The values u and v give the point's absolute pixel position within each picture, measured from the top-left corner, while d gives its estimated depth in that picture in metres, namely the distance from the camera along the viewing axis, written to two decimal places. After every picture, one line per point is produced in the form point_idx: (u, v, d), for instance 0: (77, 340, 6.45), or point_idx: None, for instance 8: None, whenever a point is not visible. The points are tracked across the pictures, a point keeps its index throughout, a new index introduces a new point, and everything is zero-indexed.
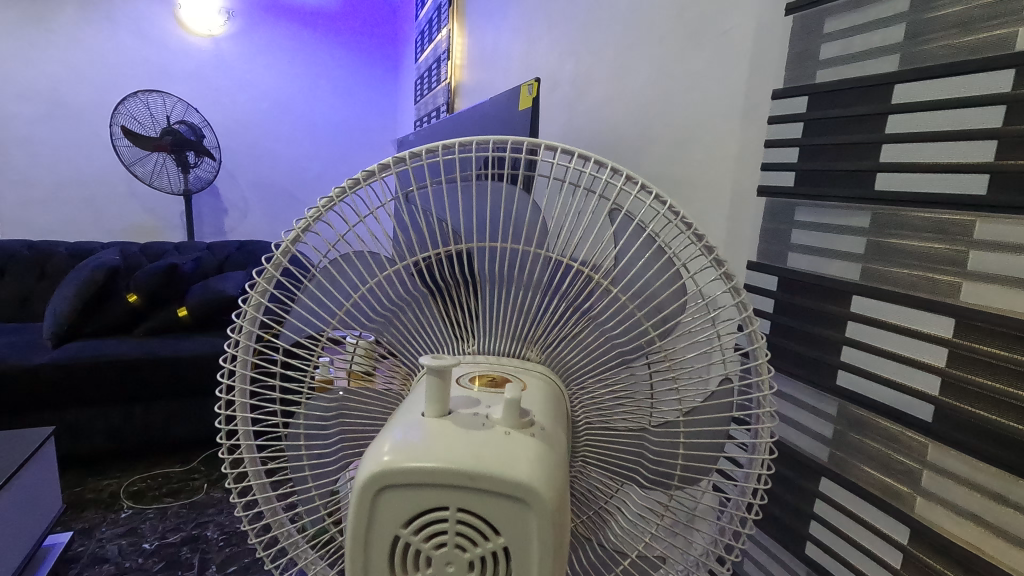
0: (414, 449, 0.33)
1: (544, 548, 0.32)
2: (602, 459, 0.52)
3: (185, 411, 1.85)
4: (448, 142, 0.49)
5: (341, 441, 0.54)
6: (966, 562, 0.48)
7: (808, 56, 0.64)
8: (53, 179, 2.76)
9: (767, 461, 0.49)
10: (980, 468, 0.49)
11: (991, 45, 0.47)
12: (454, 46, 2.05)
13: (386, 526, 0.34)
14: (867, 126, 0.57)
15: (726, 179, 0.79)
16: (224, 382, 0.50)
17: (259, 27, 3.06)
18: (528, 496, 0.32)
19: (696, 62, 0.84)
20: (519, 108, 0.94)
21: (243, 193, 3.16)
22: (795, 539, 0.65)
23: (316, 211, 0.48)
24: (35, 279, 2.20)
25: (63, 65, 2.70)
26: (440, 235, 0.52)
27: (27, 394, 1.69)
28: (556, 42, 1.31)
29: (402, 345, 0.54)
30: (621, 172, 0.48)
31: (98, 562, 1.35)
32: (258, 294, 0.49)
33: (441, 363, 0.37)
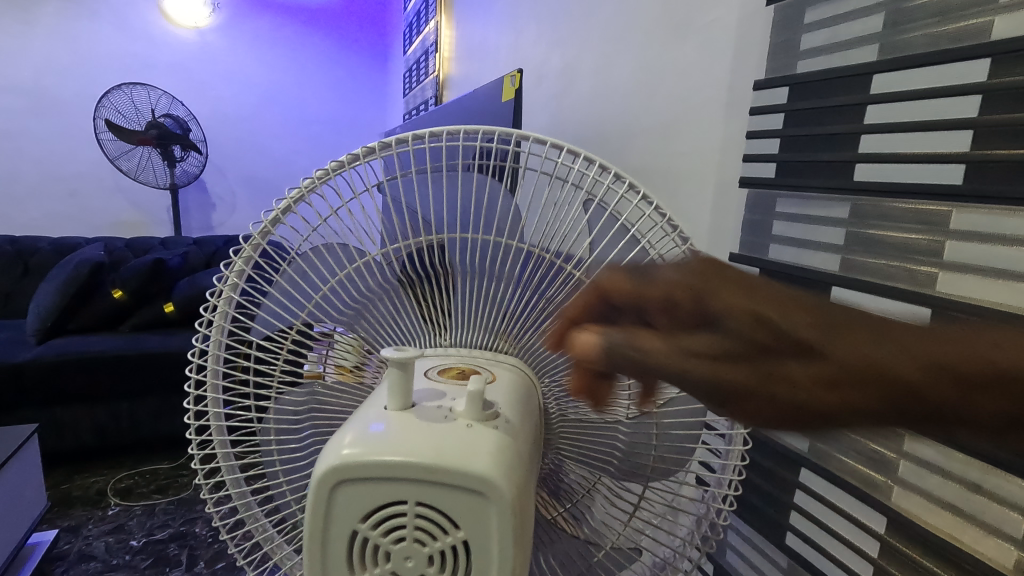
0: (374, 442, 0.33)
1: (504, 540, 0.32)
2: (576, 448, 0.52)
3: (172, 407, 1.84)
4: (421, 131, 0.49)
5: (314, 433, 0.53)
6: (942, 550, 0.48)
7: (789, 47, 0.64)
8: (36, 173, 2.72)
9: (743, 452, 0.48)
10: (955, 457, 0.49)
11: (968, 35, 0.47)
12: (442, 38, 2.03)
13: (344, 521, 0.33)
14: (846, 116, 0.57)
15: (709, 171, 0.78)
16: (192, 377, 0.49)
17: (245, 19, 3.02)
18: (485, 488, 0.31)
19: (680, 53, 0.84)
20: (502, 100, 0.93)
21: (231, 187, 3.12)
22: (775, 528, 0.65)
23: (286, 201, 0.48)
24: (18, 275, 2.17)
25: (45, 57, 2.66)
26: (414, 227, 0.52)
27: (11, 391, 1.67)
28: (542, 34, 1.30)
29: (376, 336, 0.53)
30: (598, 163, 0.48)
31: (85, 560, 1.34)
32: (229, 287, 0.49)
33: (404, 356, 0.37)
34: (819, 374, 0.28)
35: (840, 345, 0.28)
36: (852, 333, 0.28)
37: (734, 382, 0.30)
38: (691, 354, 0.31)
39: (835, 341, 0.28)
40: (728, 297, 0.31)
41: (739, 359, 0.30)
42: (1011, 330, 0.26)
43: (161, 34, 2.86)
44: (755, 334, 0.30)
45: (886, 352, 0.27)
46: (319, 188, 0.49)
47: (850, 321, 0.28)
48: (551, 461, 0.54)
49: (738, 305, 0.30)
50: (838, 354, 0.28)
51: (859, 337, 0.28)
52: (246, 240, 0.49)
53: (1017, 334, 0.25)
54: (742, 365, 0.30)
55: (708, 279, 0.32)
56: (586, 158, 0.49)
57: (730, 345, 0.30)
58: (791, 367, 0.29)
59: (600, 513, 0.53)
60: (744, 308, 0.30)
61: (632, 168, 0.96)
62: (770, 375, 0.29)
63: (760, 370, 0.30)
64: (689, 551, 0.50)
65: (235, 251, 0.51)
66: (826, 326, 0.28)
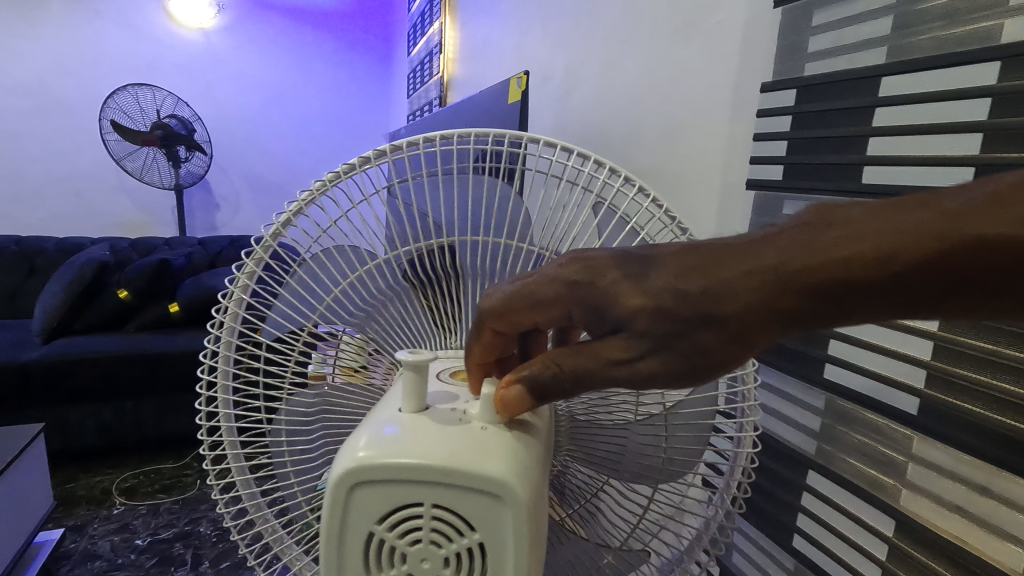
0: (390, 445, 0.33)
1: (519, 542, 0.32)
2: (585, 451, 0.52)
3: (177, 407, 1.84)
4: (430, 134, 0.49)
5: (324, 435, 0.53)
6: (951, 553, 0.48)
7: (797, 49, 0.64)
8: (42, 173, 2.73)
9: (751, 454, 0.49)
10: (963, 460, 0.49)
11: (977, 37, 0.47)
12: (447, 39, 2.03)
13: (361, 523, 0.34)
14: (854, 119, 0.57)
15: (715, 173, 0.78)
16: (205, 378, 0.49)
17: (249, 20, 3.03)
18: (501, 491, 0.32)
19: (686, 55, 0.84)
20: (508, 101, 0.93)
21: (235, 187, 3.13)
22: (782, 531, 0.65)
23: (297, 204, 0.48)
24: (24, 275, 2.18)
25: (51, 58, 2.67)
26: (424, 229, 0.52)
27: (17, 391, 1.68)
28: (548, 34, 1.30)
29: (387, 338, 0.54)
30: (606, 165, 0.48)
31: (90, 559, 1.35)
32: (240, 289, 0.49)
33: (418, 358, 0.37)
34: (733, 330, 0.31)
35: (733, 305, 0.30)
36: (740, 290, 0.30)
37: (662, 363, 0.32)
38: (609, 356, 0.33)
39: (730, 299, 0.30)
40: (617, 292, 0.33)
41: (657, 346, 0.32)
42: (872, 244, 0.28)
43: (166, 35, 2.87)
44: (658, 320, 0.31)
45: (780, 291, 0.29)
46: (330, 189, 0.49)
47: (731, 281, 0.30)
48: (559, 464, 0.53)
49: (629, 296, 0.32)
50: (739, 310, 0.30)
51: (745, 292, 0.30)
52: (256, 242, 0.49)
53: (885, 260, 0.28)
54: (661, 349, 0.32)
55: (593, 283, 0.34)
56: (593, 161, 0.49)
57: (640, 335, 0.32)
58: (705, 334, 0.31)
59: (608, 513, 0.53)
60: (638, 304, 0.32)
61: (638, 169, 0.96)
62: (691, 347, 0.32)
63: (678, 346, 0.32)
64: (698, 551, 0.51)
65: (245, 252, 0.51)
66: (713, 290, 0.30)
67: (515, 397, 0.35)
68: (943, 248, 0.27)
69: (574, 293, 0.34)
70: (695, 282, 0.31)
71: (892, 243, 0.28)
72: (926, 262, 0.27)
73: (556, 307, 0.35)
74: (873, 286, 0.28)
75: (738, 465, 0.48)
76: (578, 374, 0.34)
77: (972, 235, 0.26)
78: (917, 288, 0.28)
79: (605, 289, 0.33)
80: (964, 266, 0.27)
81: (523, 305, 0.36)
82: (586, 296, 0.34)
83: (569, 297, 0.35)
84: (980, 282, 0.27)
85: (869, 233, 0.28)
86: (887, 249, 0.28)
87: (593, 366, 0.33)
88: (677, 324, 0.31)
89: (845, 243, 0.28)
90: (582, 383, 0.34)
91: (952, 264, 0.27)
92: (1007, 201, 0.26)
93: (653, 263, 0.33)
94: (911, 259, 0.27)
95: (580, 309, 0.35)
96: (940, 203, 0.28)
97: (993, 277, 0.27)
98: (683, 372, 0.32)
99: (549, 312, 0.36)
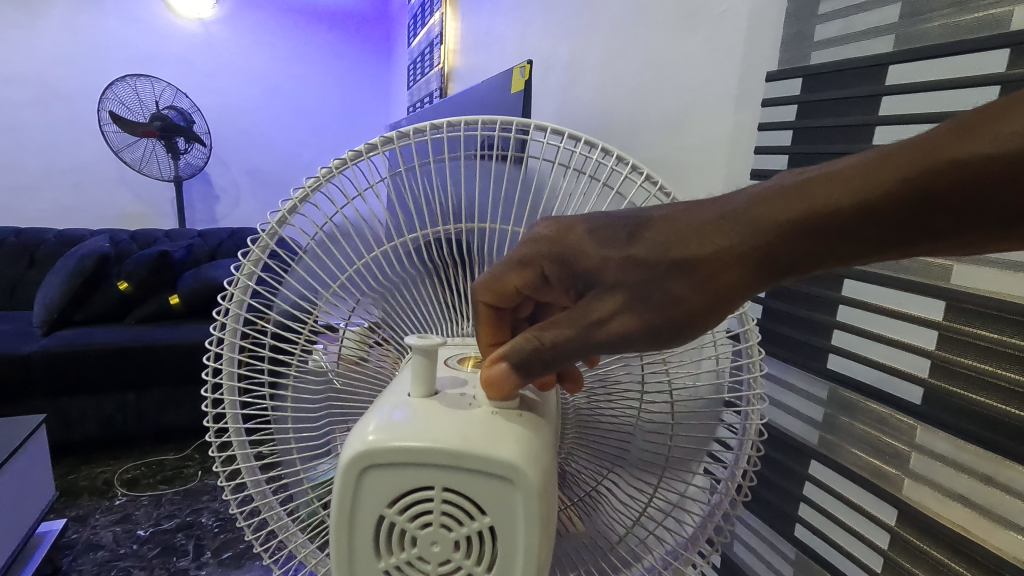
0: (401, 429, 0.33)
1: (529, 527, 0.32)
2: (590, 441, 0.53)
3: (178, 399, 1.84)
4: (436, 121, 0.49)
5: (331, 423, 0.54)
6: (953, 542, 0.49)
7: (803, 37, 0.63)
8: (41, 164, 2.72)
9: (756, 441, 0.49)
10: (966, 449, 0.49)
11: (986, 25, 0.47)
12: (448, 30, 2.02)
13: (372, 506, 0.34)
14: (861, 108, 0.57)
15: (719, 164, 0.78)
16: (211, 365, 0.50)
17: (248, 11, 3.01)
18: (514, 475, 0.32)
19: (691, 44, 0.83)
20: (511, 91, 0.93)
21: (236, 179, 3.12)
22: (784, 521, 0.65)
23: (302, 191, 0.49)
24: (24, 267, 2.18)
25: (49, 48, 2.65)
26: (429, 218, 0.52)
27: (19, 383, 1.68)
28: (550, 24, 1.29)
29: (399, 320, 0.55)
30: (614, 153, 0.49)
31: (92, 549, 1.36)
32: (244, 277, 0.49)
33: (428, 343, 0.37)
34: (709, 287, 0.31)
35: (705, 255, 0.30)
36: (709, 238, 0.30)
37: (635, 316, 0.32)
38: (583, 315, 0.34)
39: (702, 248, 0.30)
40: (591, 246, 0.33)
41: (633, 297, 0.32)
42: (844, 180, 0.27)
43: (165, 26, 2.86)
44: (629, 272, 0.32)
45: (749, 236, 0.29)
46: (337, 176, 0.50)
47: (700, 230, 0.31)
48: (562, 456, 0.54)
49: (610, 248, 0.33)
50: (710, 263, 0.30)
51: (716, 240, 0.30)
52: (261, 230, 0.50)
53: (856, 193, 0.27)
54: (637, 300, 0.32)
55: (570, 247, 0.34)
56: (600, 148, 0.50)
57: (613, 288, 0.32)
58: (677, 285, 0.31)
59: (613, 501, 0.53)
60: (614, 255, 0.32)
61: (641, 159, 0.96)
62: (666, 298, 0.31)
63: (653, 300, 0.32)
64: (701, 540, 0.51)
65: (250, 241, 0.51)
66: (688, 238, 0.31)
67: (502, 377, 0.36)
68: (907, 180, 0.26)
69: (549, 253, 0.35)
70: (667, 233, 0.31)
71: (855, 180, 0.27)
72: (892, 194, 0.26)
73: (534, 266, 0.36)
74: (840, 227, 0.28)
75: (741, 453, 0.49)
76: (559, 345, 0.34)
77: (945, 157, 0.25)
78: (885, 224, 0.27)
79: (580, 246, 0.34)
80: (930, 195, 0.26)
81: (506, 268, 0.38)
82: (560, 258, 0.35)
83: (545, 261, 0.35)
84: (952, 213, 0.26)
85: (840, 171, 0.28)
86: (850, 185, 0.27)
87: (571, 334, 0.34)
88: (651, 273, 0.31)
89: (807, 189, 0.28)
90: (563, 352, 0.34)
91: (915, 195, 0.26)
92: (977, 128, 0.25)
93: (633, 218, 0.33)
94: (873, 197, 0.27)
95: (556, 267, 0.35)
96: (911, 137, 0.27)
97: (960, 206, 0.26)
98: (659, 325, 0.32)
99: (530, 273, 0.37)
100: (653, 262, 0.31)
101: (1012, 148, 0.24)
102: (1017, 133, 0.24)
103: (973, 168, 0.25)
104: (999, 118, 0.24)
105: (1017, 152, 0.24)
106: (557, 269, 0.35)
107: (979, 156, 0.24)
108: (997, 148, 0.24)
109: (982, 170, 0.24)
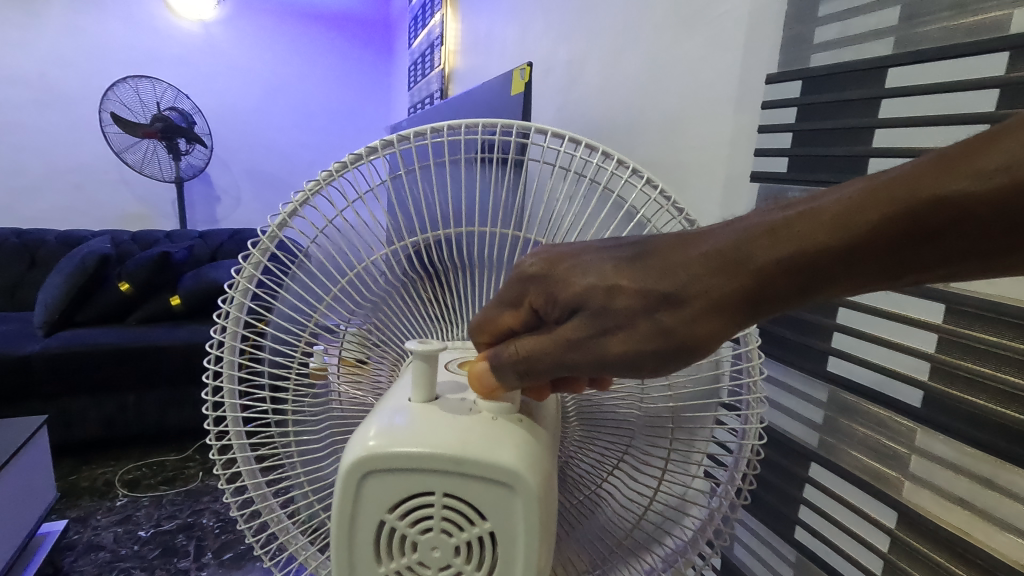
0: (401, 434, 0.33)
1: (529, 532, 0.32)
2: (593, 444, 0.53)
3: (179, 400, 1.84)
4: (435, 124, 0.50)
5: (331, 427, 0.54)
6: (953, 545, 0.49)
7: (802, 40, 0.64)
8: (42, 165, 2.72)
9: (756, 445, 0.49)
10: (966, 451, 0.49)
11: (985, 28, 0.47)
12: (448, 31, 2.02)
13: (371, 512, 0.34)
14: (861, 110, 0.57)
15: (719, 166, 0.78)
16: (212, 368, 0.50)
17: (249, 12, 3.02)
18: (513, 481, 0.32)
19: (690, 47, 0.83)
20: (511, 93, 0.93)
21: (236, 179, 3.12)
22: (784, 523, 0.65)
23: (303, 194, 0.49)
24: (25, 268, 2.18)
25: (49, 49, 2.66)
26: (429, 221, 0.53)
27: (19, 383, 1.68)
28: (550, 25, 1.29)
29: (398, 323, 0.55)
30: (614, 157, 0.49)
31: (94, 550, 1.36)
32: (244, 280, 0.49)
33: (427, 348, 0.37)
34: (702, 316, 0.30)
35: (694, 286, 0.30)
36: (700, 267, 0.30)
37: (623, 346, 0.32)
38: (568, 341, 0.33)
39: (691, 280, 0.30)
40: (575, 276, 0.33)
41: (618, 325, 0.31)
42: (836, 212, 0.27)
43: (166, 27, 2.86)
44: (614, 301, 0.31)
45: (739, 268, 0.29)
46: (337, 179, 0.50)
47: (688, 261, 0.30)
48: (563, 457, 0.54)
49: (595, 277, 0.32)
50: (704, 292, 0.29)
51: (703, 272, 0.29)
52: (261, 233, 0.50)
53: (848, 226, 0.26)
54: (623, 329, 0.31)
55: (557, 275, 0.34)
56: (600, 152, 0.50)
57: (597, 317, 0.32)
58: (667, 315, 0.30)
59: (613, 503, 0.53)
60: (600, 285, 0.32)
61: (642, 161, 0.96)
62: (654, 327, 0.31)
63: (643, 327, 0.31)
64: (702, 544, 0.51)
65: (249, 245, 0.51)
66: (676, 268, 0.30)
67: (485, 378, 0.37)
68: (905, 209, 0.25)
69: (534, 285, 0.35)
70: (652, 264, 0.31)
71: (851, 208, 0.27)
72: (885, 226, 0.26)
73: (521, 303, 0.36)
74: (836, 257, 0.27)
75: (741, 456, 0.49)
76: (547, 365, 0.34)
77: (935, 188, 0.25)
78: (883, 253, 0.26)
79: (565, 273, 0.34)
80: (928, 224, 0.25)
81: (495, 306, 0.38)
82: (541, 288, 0.35)
83: (529, 290, 0.36)
84: (951, 245, 0.25)
85: (831, 202, 0.27)
86: (840, 217, 0.27)
87: (557, 357, 0.34)
88: (636, 303, 0.31)
89: (800, 217, 0.28)
90: (547, 372, 0.34)
91: (913, 223, 0.25)
92: (972, 157, 0.24)
93: (619, 249, 0.33)
94: (869, 226, 0.26)
95: (540, 299, 0.35)
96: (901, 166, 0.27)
97: (959, 238, 0.25)
98: (647, 354, 0.31)
99: (517, 312, 0.37)
100: (640, 293, 0.31)
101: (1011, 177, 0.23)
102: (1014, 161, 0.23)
103: (973, 197, 0.24)
104: (991, 146, 0.24)
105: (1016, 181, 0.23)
106: (543, 302, 0.35)
107: (975, 185, 0.24)
108: (995, 176, 0.24)
109: (981, 199, 0.24)
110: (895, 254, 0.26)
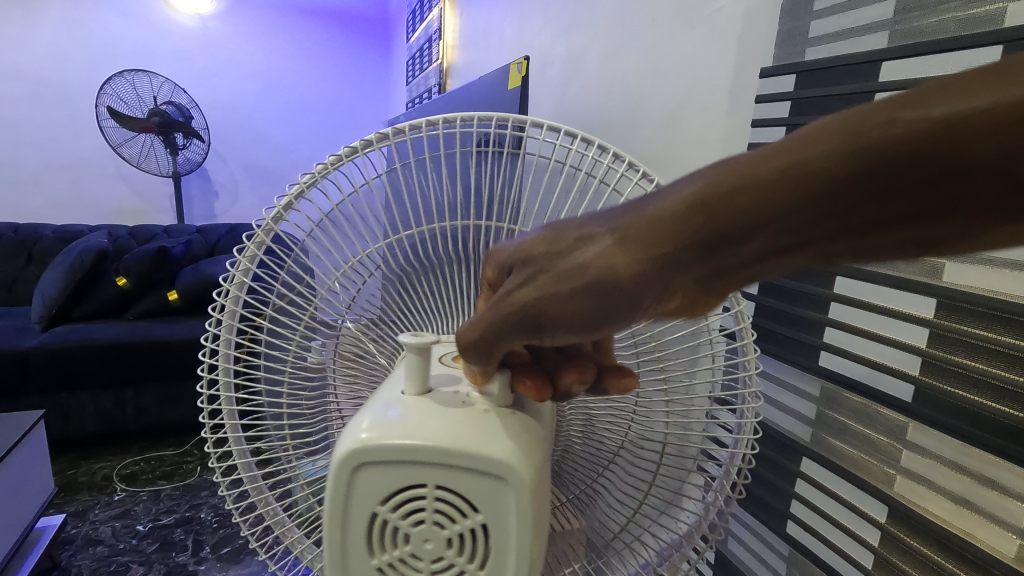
0: (395, 427, 0.33)
1: (520, 525, 0.32)
2: (585, 438, 0.54)
3: (176, 394, 1.84)
4: (433, 117, 0.49)
5: (327, 421, 0.54)
6: (945, 540, 0.49)
7: (797, 34, 0.63)
8: (39, 160, 2.71)
9: (751, 440, 0.49)
10: (957, 447, 0.49)
11: (980, 21, 0.47)
12: (447, 25, 2.01)
13: (364, 504, 0.34)
14: (855, 104, 0.57)
15: (713, 162, 0.78)
16: (207, 361, 0.50)
17: (246, 6, 3.00)
18: (505, 473, 0.32)
19: (688, 41, 0.83)
20: (508, 87, 0.93)
21: (234, 174, 3.11)
22: (777, 517, 0.66)
23: (297, 187, 0.48)
24: (22, 263, 2.18)
25: (47, 43, 2.64)
26: (425, 215, 0.52)
27: (17, 379, 1.68)
28: (549, 19, 1.28)
29: (394, 317, 0.54)
30: (611, 151, 0.49)
31: (92, 544, 1.36)
32: (240, 274, 0.49)
33: (422, 341, 0.37)
34: (634, 259, 0.30)
35: (624, 229, 0.31)
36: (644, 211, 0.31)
37: (546, 292, 0.33)
38: (503, 295, 0.35)
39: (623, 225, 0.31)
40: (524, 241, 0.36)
41: (547, 272, 0.33)
42: (762, 156, 0.28)
43: (164, 21, 2.85)
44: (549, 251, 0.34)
45: (667, 213, 0.30)
46: (333, 172, 0.49)
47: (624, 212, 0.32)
48: (558, 451, 0.55)
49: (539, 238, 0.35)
50: (642, 232, 0.30)
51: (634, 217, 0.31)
52: (257, 226, 0.50)
53: (771, 166, 0.27)
54: (551, 276, 0.33)
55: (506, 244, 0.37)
56: (598, 146, 0.50)
57: (531, 269, 0.34)
58: (593, 256, 0.31)
59: (608, 499, 0.53)
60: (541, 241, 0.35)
61: (639, 156, 0.95)
62: (579, 269, 0.32)
63: (583, 266, 0.32)
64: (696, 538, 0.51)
65: (246, 238, 0.51)
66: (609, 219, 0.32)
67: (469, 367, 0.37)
68: (853, 142, 0.25)
69: (493, 262, 0.38)
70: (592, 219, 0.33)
71: (795, 149, 0.27)
72: (809, 164, 0.26)
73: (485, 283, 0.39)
74: (779, 194, 0.27)
75: (736, 451, 0.49)
76: (481, 331, 0.35)
77: (859, 125, 0.25)
78: (825, 189, 0.26)
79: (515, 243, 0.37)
80: (871, 159, 0.25)
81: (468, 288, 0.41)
82: (495, 258, 0.38)
83: (489, 269, 0.39)
84: (889, 181, 0.25)
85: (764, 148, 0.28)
86: (766, 157, 0.28)
87: (492, 314, 0.35)
88: (567, 251, 0.33)
89: (746, 159, 0.29)
90: (490, 339, 0.35)
91: (858, 157, 0.25)
92: (901, 103, 0.25)
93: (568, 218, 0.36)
94: (794, 161, 0.27)
95: (494, 272, 0.38)
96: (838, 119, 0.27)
97: (882, 172, 0.25)
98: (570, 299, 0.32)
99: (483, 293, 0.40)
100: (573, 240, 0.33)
101: (954, 110, 0.23)
102: (933, 98, 0.24)
103: (916, 129, 0.24)
104: (923, 91, 0.24)
105: (962, 114, 0.23)
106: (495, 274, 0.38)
107: (920, 118, 0.24)
108: (936, 109, 0.24)
109: (923, 131, 0.24)
110: (822, 190, 0.26)
